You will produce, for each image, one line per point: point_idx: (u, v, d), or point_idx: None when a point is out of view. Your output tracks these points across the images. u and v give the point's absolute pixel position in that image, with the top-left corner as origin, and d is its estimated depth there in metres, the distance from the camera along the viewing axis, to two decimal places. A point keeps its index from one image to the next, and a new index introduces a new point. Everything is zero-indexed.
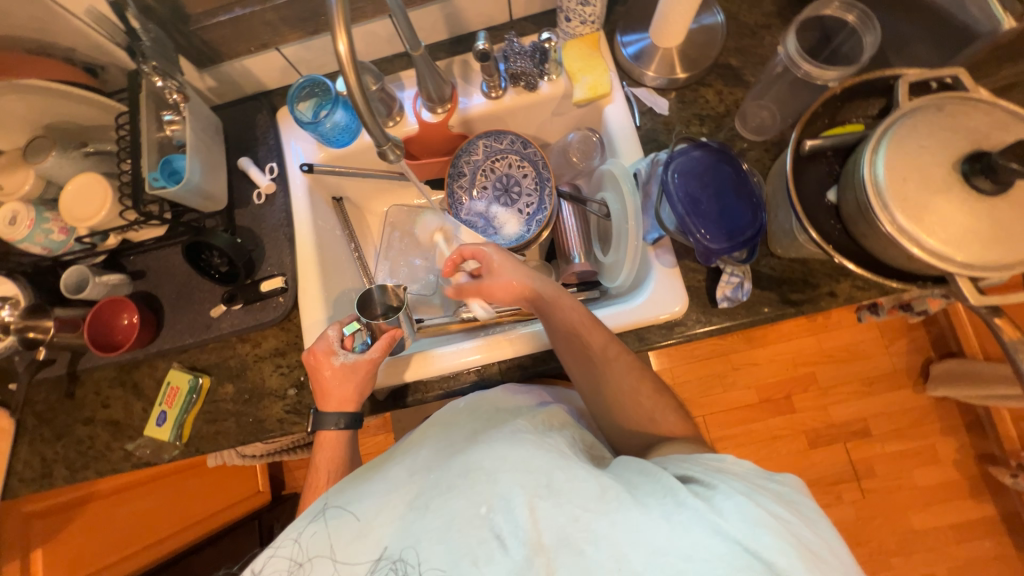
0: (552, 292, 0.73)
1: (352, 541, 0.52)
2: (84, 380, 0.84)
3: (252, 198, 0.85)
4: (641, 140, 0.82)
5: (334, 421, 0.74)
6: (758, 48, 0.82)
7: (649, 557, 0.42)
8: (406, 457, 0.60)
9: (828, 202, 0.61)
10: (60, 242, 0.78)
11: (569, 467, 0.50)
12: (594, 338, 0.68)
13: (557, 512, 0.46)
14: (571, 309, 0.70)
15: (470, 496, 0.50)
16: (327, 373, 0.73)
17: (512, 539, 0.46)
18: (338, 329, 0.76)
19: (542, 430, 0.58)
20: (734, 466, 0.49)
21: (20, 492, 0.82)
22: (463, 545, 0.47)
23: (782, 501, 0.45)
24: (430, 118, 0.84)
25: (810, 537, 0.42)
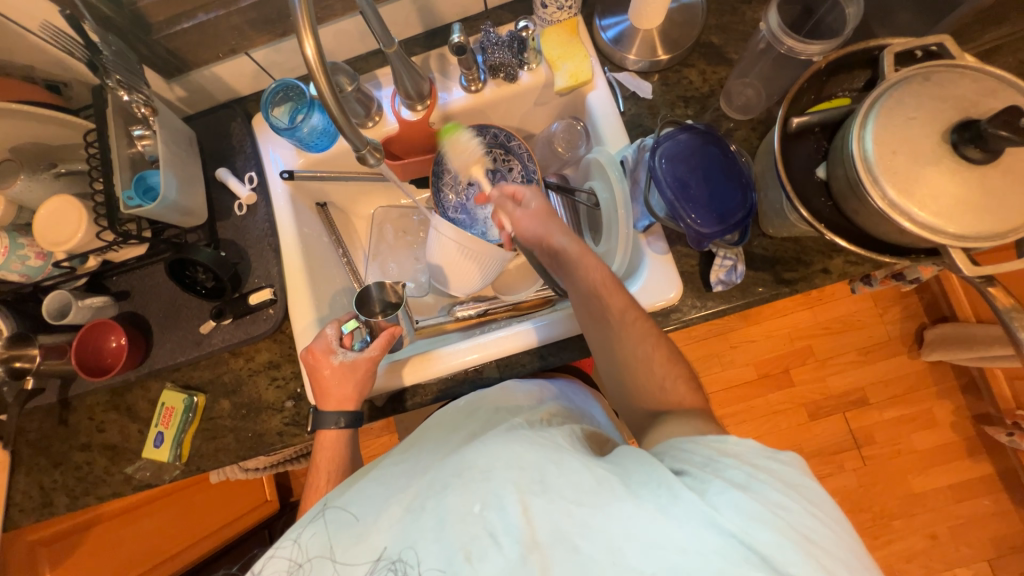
0: (571, 250, 0.67)
1: (349, 542, 0.51)
2: (76, 405, 0.82)
3: (233, 209, 0.83)
4: (627, 126, 0.81)
5: (334, 420, 0.73)
6: (739, 24, 0.81)
7: (646, 551, 0.40)
8: (404, 459, 0.60)
9: (818, 178, 0.60)
10: (38, 267, 0.76)
11: (562, 460, 0.47)
12: (612, 301, 0.63)
13: (551, 507, 0.44)
14: (593, 269, 0.65)
15: (462, 494, 0.47)
16: (326, 373, 0.73)
17: (506, 537, 0.44)
18: (337, 328, 0.76)
19: (540, 428, 0.55)
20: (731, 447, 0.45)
21: (21, 522, 0.81)
22: (458, 544, 0.45)
23: (779, 483, 0.42)
24: (409, 116, 0.82)
25: (811, 527, 0.40)
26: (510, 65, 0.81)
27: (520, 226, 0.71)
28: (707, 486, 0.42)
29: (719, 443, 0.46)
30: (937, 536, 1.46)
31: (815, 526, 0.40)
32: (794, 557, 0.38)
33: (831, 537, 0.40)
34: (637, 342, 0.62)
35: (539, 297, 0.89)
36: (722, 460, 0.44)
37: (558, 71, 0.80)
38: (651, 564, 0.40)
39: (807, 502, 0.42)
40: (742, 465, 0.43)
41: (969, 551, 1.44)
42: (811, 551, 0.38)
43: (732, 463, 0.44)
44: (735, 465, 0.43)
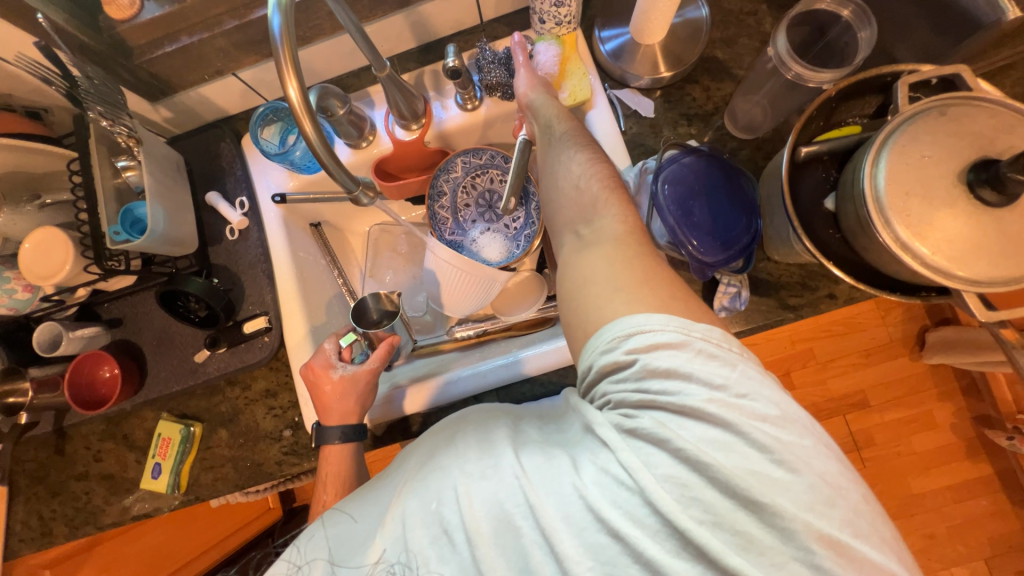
0: (541, 100, 0.67)
1: (339, 542, 0.52)
2: (72, 435, 0.82)
3: (225, 234, 0.82)
4: (628, 145, 0.78)
5: (337, 434, 0.71)
6: (744, 37, 0.78)
7: (581, 537, 0.41)
8: (399, 467, 0.55)
9: (826, 209, 0.58)
10: (26, 300, 0.75)
11: (522, 446, 0.48)
12: (559, 126, 0.64)
13: (494, 489, 0.45)
14: (551, 100, 0.67)
15: (421, 495, 0.48)
16: (327, 388, 0.71)
17: (459, 535, 0.45)
18: (334, 342, 0.75)
19: (522, 421, 0.53)
20: (652, 334, 0.44)
21: (21, 552, 0.80)
22: (415, 547, 0.46)
23: (715, 408, 0.40)
24: (404, 135, 0.79)
25: (771, 500, 0.37)
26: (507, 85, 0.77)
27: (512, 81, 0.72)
28: (638, 432, 0.42)
29: (646, 341, 0.43)
30: (935, 536, 1.47)
31: (757, 462, 0.39)
32: (727, 535, 0.38)
33: (779, 470, 0.38)
34: (571, 155, 0.60)
35: (538, 316, 0.85)
36: (647, 380, 0.43)
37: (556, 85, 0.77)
38: (588, 557, 0.41)
39: (755, 429, 0.39)
40: (681, 388, 0.42)
41: (967, 550, 1.45)
42: (749, 513, 0.38)
43: (660, 382, 0.42)
44: (672, 393, 0.42)
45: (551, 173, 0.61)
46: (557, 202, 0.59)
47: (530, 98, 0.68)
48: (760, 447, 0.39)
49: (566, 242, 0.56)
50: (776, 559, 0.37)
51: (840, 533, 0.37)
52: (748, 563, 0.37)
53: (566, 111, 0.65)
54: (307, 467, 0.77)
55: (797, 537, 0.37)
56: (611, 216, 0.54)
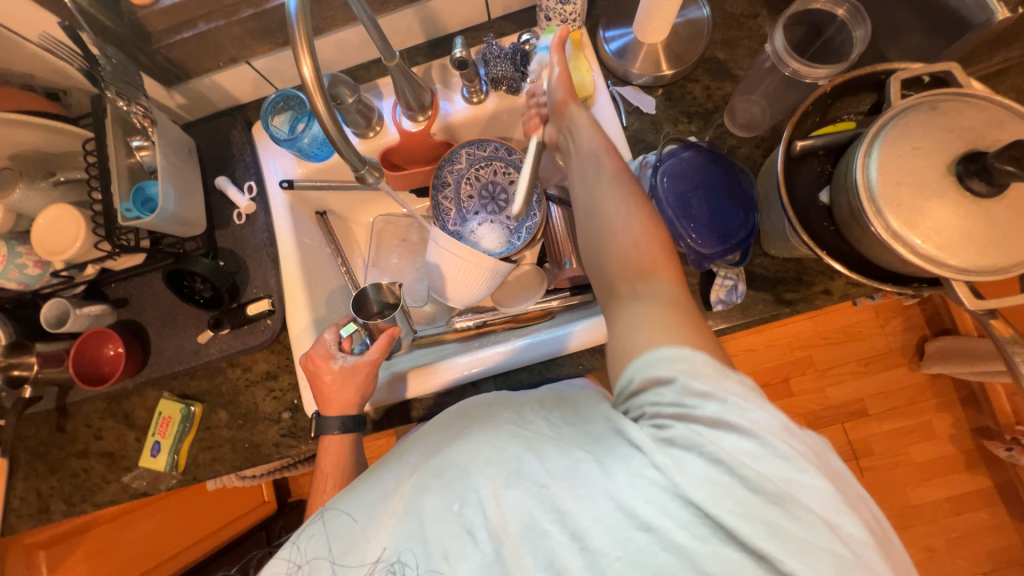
0: (582, 118, 0.69)
1: (340, 539, 0.50)
2: (74, 413, 0.83)
3: (232, 218, 0.84)
4: (629, 140, 0.80)
5: (336, 426, 0.71)
6: (745, 39, 0.80)
7: (611, 533, 0.41)
8: (397, 461, 0.55)
9: (822, 202, 0.59)
10: (36, 275, 0.77)
11: (541, 449, 0.47)
12: (607, 164, 0.64)
13: (522, 494, 0.44)
14: (595, 136, 0.67)
15: (443, 495, 0.47)
16: (327, 378, 0.72)
17: (483, 534, 0.44)
18: (334, 332, 0.75)
19: (528, 414, 0.54)
20: (696, 364, 0.44)
21: (19, 527, 0.81)
22: (437, 544, 0.45)
23: (748, 418, 0.40)
24: (410, 126, 0.81)
25: (799, 497, 0.38)
26: (539, 93, 0.76)
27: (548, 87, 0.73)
28: (672, 441, 0.42)
29: (685, 362, 0.44)
30: (933, 548, 1.46)
31: (788, 469, 0.38)
32: (760, 526, 0.37)
33: (808, 476, 0.38)
34: (621, 198, 0.60)
35: (537, 309, 0.86)
36: (684, 397, 0.43)
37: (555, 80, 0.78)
38: (618, 547, 0.40)
39: (782, 438, 0.40)
40: (714, 402, 0.42)
41: (967, 564, 1.44)
42: (780, 509, 0.37)
43: (697, 398, 0.43)
44: (701, 406, 0.42)
45: (597, 217, 0.60)
46: (607, 251, 0.57)
47: (576, 131, 0.68)
48: (788, 454, 0.39)
49: (621, 296, 0.55)
50: (810, 555, 0.36)
51: (862, 536, 0.37)
52: (777, 549, 0.37)
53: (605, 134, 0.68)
54: (304, 450, 0.78)
55: (826, 535, 0.37)
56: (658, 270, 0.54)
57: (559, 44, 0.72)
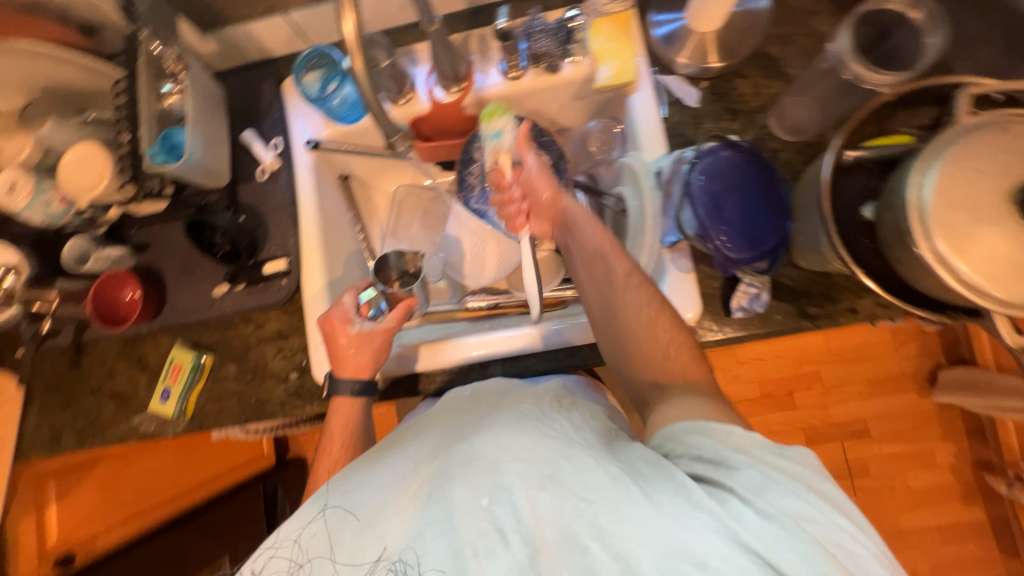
0: (578, 210, 0.68)
1: (344, 539, 0.50)
2: (89, 350, 0.84)
3: (256, 173, 0.83)
4: (667, 133, 0.77)
5: (349, 387, 0.72)
6: (801, 37, 0.76)
7: (660, 559, 0.40)
8: (415, 443, 0.56)
9: (862, 217, 0.57)
10: (60, 213, 0.76)
11: (573, 455, 0.46)
12: (616, 264, 0.63)
13: (558, 503, 0.44)
14: (595, 230, 0.66)
15: (471, 486, 0.46)
16: (343, 342, 0.72)
17: (515, 536, 0.43)
18: (354, 296, 0.75)
19: (548, 412, 0.53)
20: (743, 442, 0.46)
21: (31, 454, 0.84)
22: (464, 540, 0.44)
23: (795, 481, 0.42)
24: (443, 97, 0.79)
25: (843, 553, 0.39)
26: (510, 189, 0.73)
27: (529, 186, 0.71)
28: (722, 494, 0.42)
29: (721, 430, 0.47)
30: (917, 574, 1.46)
31: (833, 530, 0.40)
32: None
33: (850, 540, 0.40)
34: (638, 305, 0.61)
35: (552, 296, 0.86)
36: (724, 460, 0.45)
37: (597, 62, 0.76)
38: None
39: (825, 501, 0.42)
40: (756, 465, 0.44)
41: None
42: (834, 563, 0.38)
43: (739, 459, 0.44)
44: (740, 469, 0.44)
45: (617, 320, 0.61)
46: (635, 355, 0.61)
47: (574, 228, 0.68)
48: (833, 517, 0.41)
49: (650, 394, 0.59)
50: None
51: None
52: None
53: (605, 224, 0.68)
54: (309, 411, 0.79)
55: None
56: (683, 346, 0.60)
57: (523, 140, 0.73)
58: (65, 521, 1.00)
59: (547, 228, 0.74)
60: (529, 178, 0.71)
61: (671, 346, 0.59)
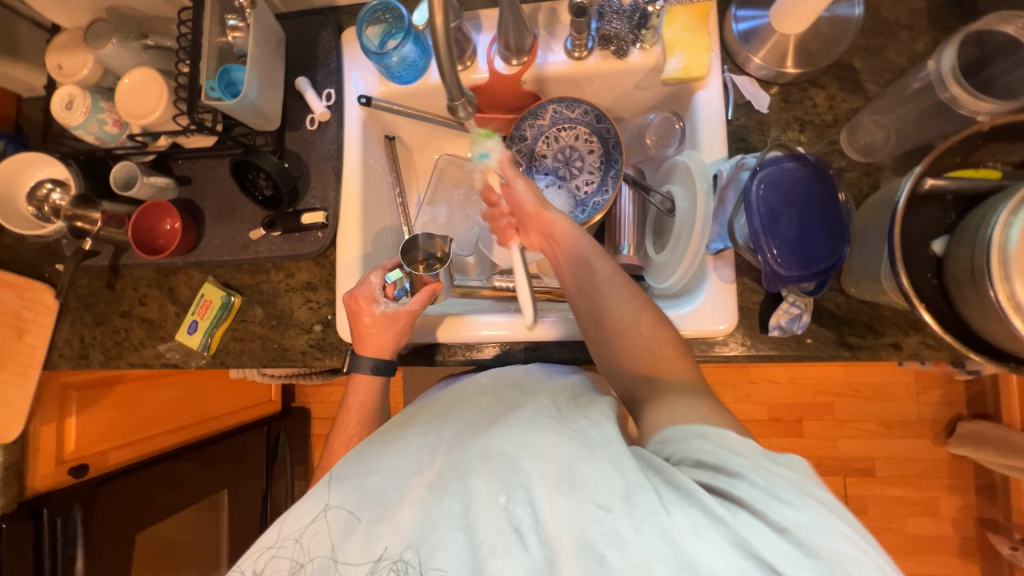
0: (562, 221, 0.71)
1: (351, 534, 0.49)
2: (124, 275, 0.86)
3: (305, 122, 0.82)
4: (728, 136, 0.74)
5: (367, 366, 0.73)
6: (889, 53, 0.72)
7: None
8: (427, 429, 0.55)
9: (932, 252, 0.54)
10: (113, 135, 0.80)
11: (594, 457, 0.46)
12: (599, 267, 0.67)
13: (576, 509, 0.43)
14: (580, 241, 0.69)
15: (488, 480, 0.46)
16: (366, 321, 0.72)
17: (532, 536, 0.43)
18: (380, 276, 0.74)
19: (566, 410, 0.53)
20: (732, 444, 0.45)
21: (60, 366, 0.86)
22: (482, 537, 0.44)
23: (802, 494, 0.41)
24: (502, 68, 0.77)
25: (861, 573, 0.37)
26: (499, 206, 0.76)
27: (515, 201, 0.73)
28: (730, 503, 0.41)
29: (717, 436, 0.45)
30: None
31: (847, 547, 0.38)
32: None
33: (868, 558, 0.38)
34: (623, 303, 0.64)
35: None
36: (719, 468, 0.43)
37: (667, 52, 0.73)
38: None
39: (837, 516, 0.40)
40: (756, 473, 0.42)
41: None
42: None
43: (736, 463, 0.43)
44: (740, 475, 0.42)
45: (605, 323, 0.64)
46: (627, 359, 0.62)
47: (562, 236, 0.70)
48: (847, 535, 0.39)
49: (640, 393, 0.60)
50: None
51: None
52: None
53: (585, 231, 0.71)
54: (329, 364, 0.80)
55: None
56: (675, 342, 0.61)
57: (508, 162, 0.74)
58: (86, 434, 1.01)
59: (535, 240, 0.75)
60: (512, 197, 0.74)
61: (658, 343, 0.61)
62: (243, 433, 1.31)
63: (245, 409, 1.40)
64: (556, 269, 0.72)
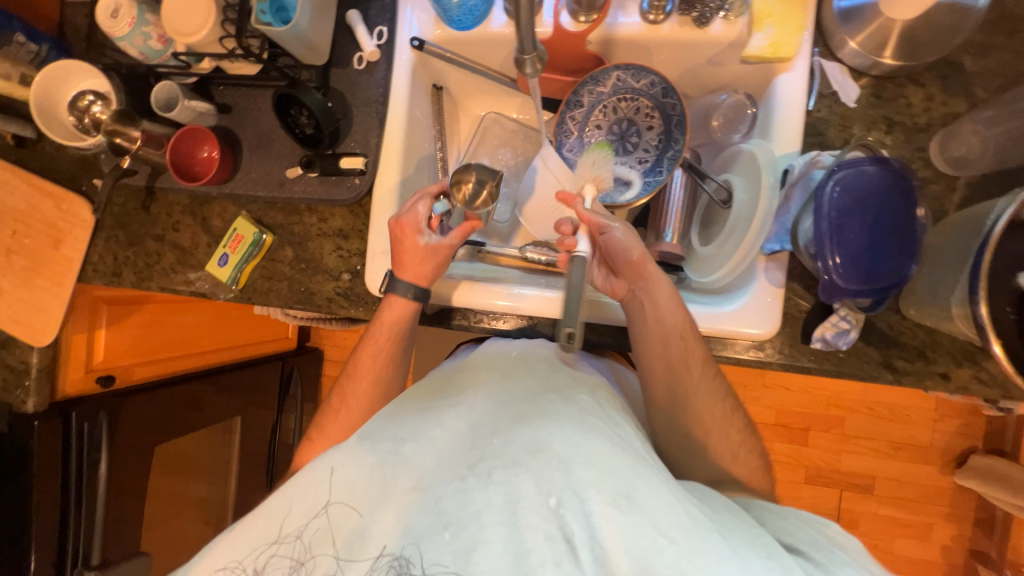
0: (661, 285, 0.66)
1: (385, 502, 0.47)
2: (159, 198, 0.85)
3: (353, 60, 0.78)
4: (805, 128, 0.68)
5: (404, 291, 0.71)
6: (1005, 56, 0.64)
7: None
8: (460, 402, 0.57)
9: (1018, 284, 0.49)
10: (157, 51, 0.77)
11: (646, 478, 0.46)
12: (693, 352, 0.65)
13: (638, 534, 0.42)
14: (674, 314, 0.65)
15: (539, 479, 0.45)
16: (408, 250, 0.70)
17: (585, 552, 0.42)
18: (427, 206, 0.70)
19: (608, 412, 0.57)
20: (835, 535, 0.54)
21: (93, 280, 0.88)
22: (530, 544, 0.42)
23: None
24: (568, 24, 0.70)
25: None
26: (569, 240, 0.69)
27: (616, 248, 0.66)
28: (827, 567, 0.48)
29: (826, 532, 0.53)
30: None
31: None
32: None
33: None
34: (708, 401, 0.66)
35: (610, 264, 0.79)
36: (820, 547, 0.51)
37: (754, 25, 0.66)
38: None
39: None
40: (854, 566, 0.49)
41: None
42: None
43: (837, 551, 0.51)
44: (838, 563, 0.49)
45: (686, 415, 0.66)
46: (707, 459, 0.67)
47: (655, 307, 0.66)
48: None
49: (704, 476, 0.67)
50: None
51: None
52: None
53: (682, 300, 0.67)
54: (352, 315, 0.80)
55: None
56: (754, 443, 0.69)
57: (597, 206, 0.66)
58: (113, 347, 1.04)
59: (619, 288, 0.69)
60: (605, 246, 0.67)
61: (739, 449, 0.67)
62: (260, 365, 1.37)
63: (265, 340, 1.45)
64: (637, 329, 0.67)
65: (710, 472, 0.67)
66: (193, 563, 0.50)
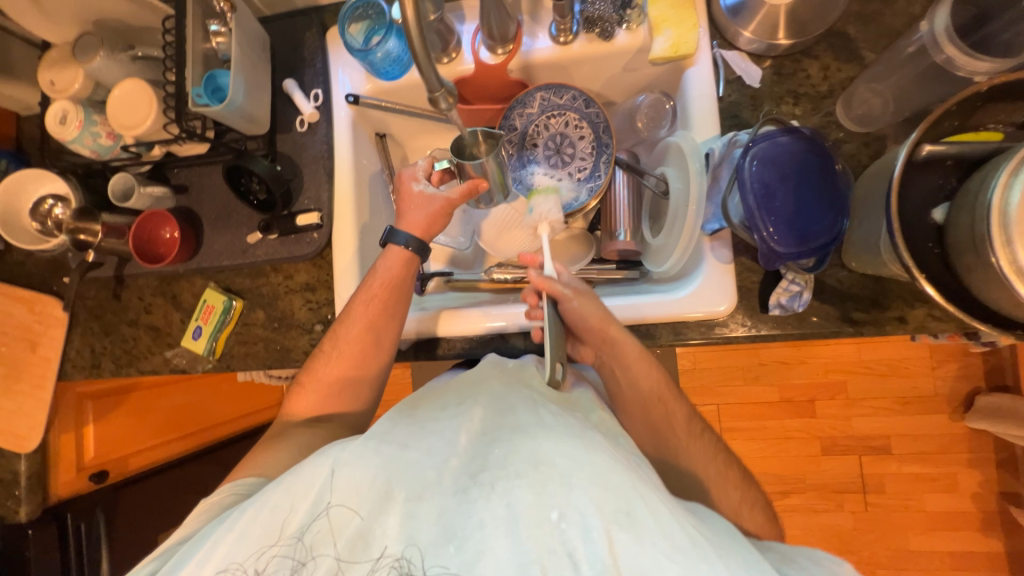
0: (627, 345, 0.67)
1: (386, 511, 0.48)
2: (129, 284, 0.87)
3: (295, 124, 0.83)
4: (721, 113, 0.72)
5: (403, 239, 0.75)
6: (885, 18, 0.70)
7: None
8: (459, 412, 0.55)
9: (932, 220, 0.52)
10: (107, 146, 0.81)
11: (648, 496, 0.46)
12: (670, 407, 0.69)
13: (637, 552, 0.43)
14: (646, 377, 0.68)
15: (539, 493, 0.46)
16: (407, 200, 0.77)
17: (586, 565, 0.43)
18: (428, 162, 0.78)
19: (607, 429, 0.56)
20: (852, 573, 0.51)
21: (73, 376, 0.88)
22: (533, 552, 0.44)
23: None
24: (488, 59, 0.76)
25: None
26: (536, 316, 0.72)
27: (576, 319, 0.67)
28: None
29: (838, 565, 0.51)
30: None
31: None
32: None
33: None
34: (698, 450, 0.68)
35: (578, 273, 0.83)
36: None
37: (654, 30, 0.72)
38: None
39: None
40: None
41: None
42: None
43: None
44: None
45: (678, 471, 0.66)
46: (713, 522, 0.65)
47: (625, 373, 0.68)
48: None
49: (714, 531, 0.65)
50: None
51: None
52: None
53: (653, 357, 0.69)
54: None
55: None
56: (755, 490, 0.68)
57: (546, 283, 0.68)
58: (102, 442, 1.02)
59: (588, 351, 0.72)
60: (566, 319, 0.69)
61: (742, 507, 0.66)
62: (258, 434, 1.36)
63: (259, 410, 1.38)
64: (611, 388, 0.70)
65: (701, 457, 0.67)
66: (194, 558, 0.50)
